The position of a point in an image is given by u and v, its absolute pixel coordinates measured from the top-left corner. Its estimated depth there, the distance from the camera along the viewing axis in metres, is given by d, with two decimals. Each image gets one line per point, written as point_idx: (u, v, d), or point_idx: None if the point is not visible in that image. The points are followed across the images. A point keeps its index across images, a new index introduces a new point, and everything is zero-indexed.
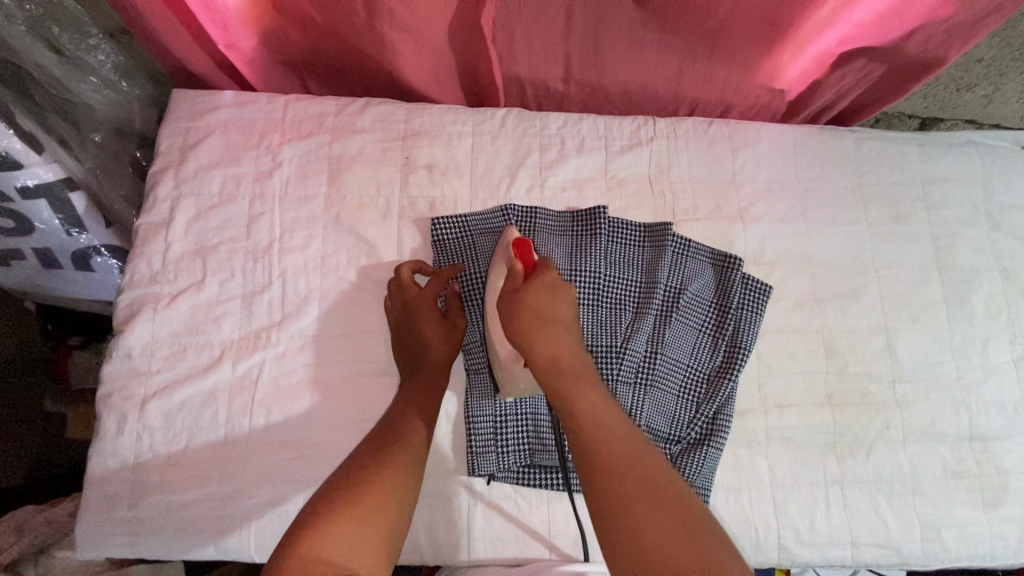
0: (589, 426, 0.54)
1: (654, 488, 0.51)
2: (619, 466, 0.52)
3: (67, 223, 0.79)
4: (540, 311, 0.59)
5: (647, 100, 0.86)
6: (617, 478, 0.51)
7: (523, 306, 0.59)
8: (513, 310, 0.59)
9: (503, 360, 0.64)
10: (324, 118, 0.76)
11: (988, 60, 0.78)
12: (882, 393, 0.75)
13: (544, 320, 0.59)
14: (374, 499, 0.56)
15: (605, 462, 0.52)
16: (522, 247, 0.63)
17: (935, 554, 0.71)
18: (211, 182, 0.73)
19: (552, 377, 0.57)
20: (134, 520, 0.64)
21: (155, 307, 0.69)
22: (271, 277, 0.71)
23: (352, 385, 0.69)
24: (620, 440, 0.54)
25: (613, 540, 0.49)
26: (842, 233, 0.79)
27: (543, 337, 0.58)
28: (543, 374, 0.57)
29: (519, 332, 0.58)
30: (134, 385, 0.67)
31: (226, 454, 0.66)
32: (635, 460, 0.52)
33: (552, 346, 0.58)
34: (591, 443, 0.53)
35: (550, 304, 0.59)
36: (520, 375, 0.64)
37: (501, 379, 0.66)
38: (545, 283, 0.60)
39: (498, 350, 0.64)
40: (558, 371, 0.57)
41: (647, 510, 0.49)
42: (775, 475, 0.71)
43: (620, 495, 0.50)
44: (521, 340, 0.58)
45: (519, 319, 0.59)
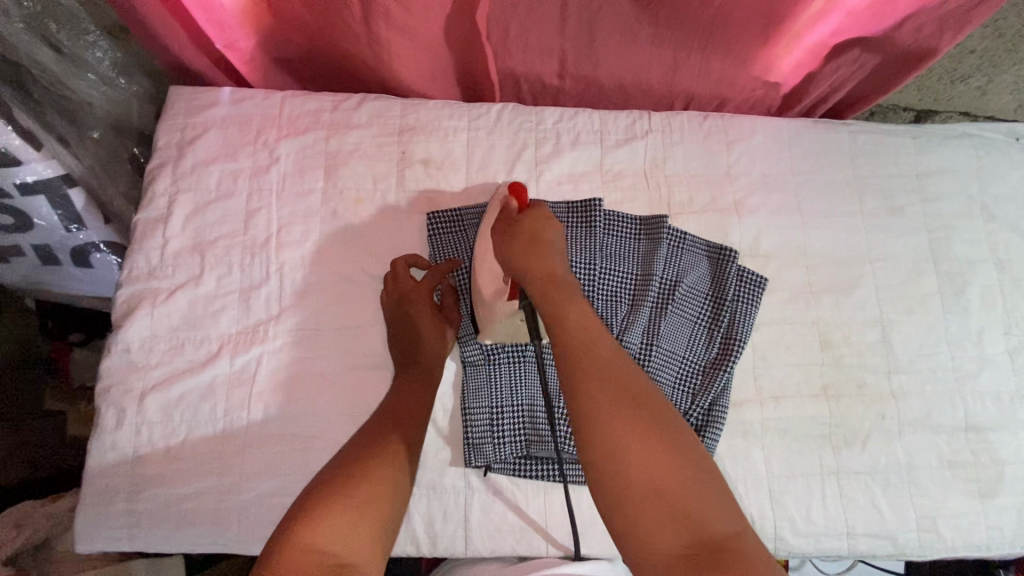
0: (576, 336, 0.54)
1: (639, 402, 0.51)
2: (605, 377, 0.52)
3: (66, 220, 0.79)
4: (536, 236, 0.62)
5: (642, 94, 0.86)
6: (600, 387, 0.51)
7: (520, 230, 0.62)
8: (511, 236, 0.62)
9: (487, 298, 0.64)
10: (320, 114, 0.77)
11: (982, 52, 0.78)
12: (877, 384, 0.75)
13: (539, 243, 0.61)
14: (366, 490, 0.56)
15: (590, 371, 0.52)
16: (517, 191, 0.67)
17: (931, 544, 0.71)
18: (209, 178, 0.73)
19: (544, 290, 0.57)
20: (134, 513, 0.64)
21: (153, 302, 0.69)
22: (268, 272, 0.71)
23: (349, 378, 0.69)
24: (606, 354, 0.53)
25: (590, 444, 0.49)
26: (838, 225, 0.80)
27: (536, 256, 0.60)
28: (533, 285, 0.58)
29: (514, 253, 0.61)
30: (132, 380, 0.67)
31: (224, 447, 0.66)
32: (619, 373, 0.52)
33: (544, 265, 0.59)
34: (578, 353, 0.53)
35: (545, 231, 0.62)
36: (501, 310, 0.63)
37: (484, 324, 0.66)
38: (540, 214, 0.64)
39: (483, 287, 0.65)
40: (549, 285, 0.58)
41: (629, 424, 0.49)
42: (770, 466, 0.71)
43: (602, 403, 0.50)
44: (516, 256, 0.60)
45: (515, 242, 0.61)
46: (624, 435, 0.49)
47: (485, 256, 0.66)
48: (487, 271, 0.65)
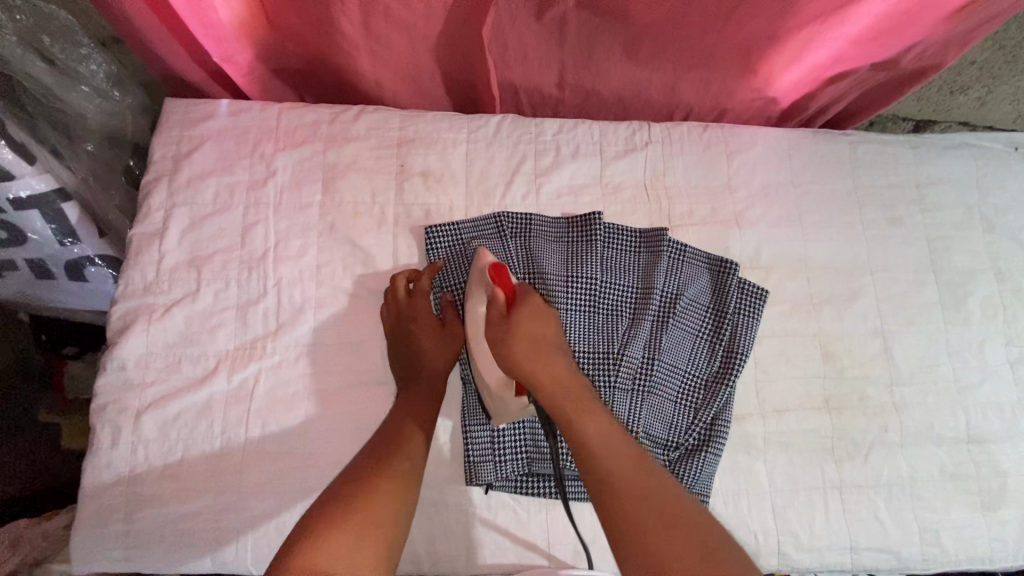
0: (599, 451, 0.55)
1: (677, 511, 0.51)
2: (638, 491, 0.52)
3: (60, 233, 0.79)
4: (538, 338, 0.60)
5: (641, 106, 0.86)
6: (628, 493, 0.52)
7: (518, 332, 0.59)
8: (510, 341, 0.59)
9: (493, 389, 0.63)
10: (318, 126, 0.76)
11: (981, 63, 0.78)
12: (879, 396, 0.75)
13: (543, 348, 0.60)
14: (371, 507, 0.56)
15: (618, 487, 0.53)
16: (499, 272, 0.63)
17: (934, 557, 0.71)
18: (205, 192, 0.72)
19: (560, 401, 0.57)
20: (129, 534, 0.63)
21: (149, 319, 0.68)
22: (266, 287, 0.70)
23: (350, 395, 0.69)
24: (634, 464, 0.54)
25: (628, 556, 0.50)
26: (837, 236, 0.80)
27: (543, 362, 0.58)
28: (547, 395, 0.57)
29: (517, 362, 0.58)
30: (128, 398, 0.66)
31: (222, 466, 0.65)
32: (651, 487, 0.53)
33: (552, 371, 0.59)
34: (604, 466, 0.54)
35: (544, 330, 0.61)
36: (514, 405, 0.63)
37: (494, 409, 0.65)
38: (531, 310, 0.61)
39: (486, 378, 0.64)
40: (563, 393, 0.58)
41: (667, 537, 0.49)
42: (773, 480, 0.71)
43: (633, 515, 0.51)
44: (518, 363, 0.58)
45: (515, 351, 0.58)
46: (667, 553, 0.49)
47: (483, 350, 0.64)
48: (488, 363, 0.64)
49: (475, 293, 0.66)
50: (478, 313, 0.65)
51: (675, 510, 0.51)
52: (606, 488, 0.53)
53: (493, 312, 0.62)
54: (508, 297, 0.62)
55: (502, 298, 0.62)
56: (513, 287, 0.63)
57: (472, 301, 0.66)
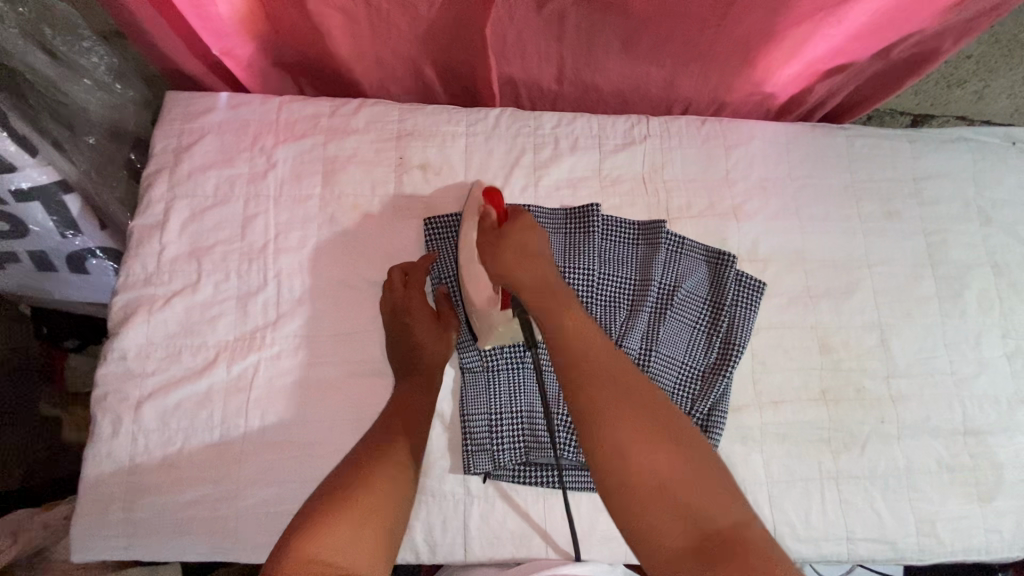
0: (578, 345, 0.55)
1: (646, 406, 0.52)
2: (606, 385, 0.53)
3: (61, 225, 0.79)
4: (523, 244, 0.62)
5: (640, 100, 0.86)
6: (600, 386, 0.53)
7: (505, 241, 0.62)
8: (498, 248, 0.62)
9: (479, 306, 0.67)
10: (318, 119, 0.76)
11: (977, 57, 0.79)
12: (876, 388, 0.75)
13: (529, 254, 0.61)
14: (370, 500, 0.56)
15: (590, 378, 0.53)
16: (491, 195, 0.67)
17: (930, 548, 0.71)
18: (206, 184, 0.73)
19: (541, 300, 0.58)
20: (130, 523, 0.64)
21: (149, 310, 0.69)
22: (266, 279, 0.71)
23: (349, 385, 0.69)
24: (610, 358, 0.55)
25: (592, 441, 0.51)
26: (835, 229, 0.80)
27: (529, 267, 0.60)
28: (530, 298, 0.59)
29: (502, 264, 0.61)
30: (129, 388, 0.67)
31: (222, 456, 0.65)
32: (624, 380, 0.53)
33: (536, 275, 0.60)
34: (581, 358, 0.54)
35: (531, 240, 0.62)
36: (498, 318, 0.65)
37: (479, 328, 0.67)
38: (521, 223, 0.63)
39: (474, 298, 0.67)
40: (545, 294, 0.58)
41: (640, 432, 0.50)
42: (770, 471, 0.71)
43: (602, 403, 0.52)
44: (506, 270, 0.60)
45: (501, 256, 0.61)
46: (638, 447, 0.50)
47: (473, 269, 0.68)
48: (476, 285, 0.67)
49: (469, 214, 0.70)
50: (471, 238, 0.68)
51: (643, 405, 0.52)
52: (582, 380, 0.53)
53: (486, 225, 0.66)
54: (501, 216, 0.66)
55: (494, 216, 0.66)
56: (504, 208, 0.66)
57: (464, 231, 0.69)
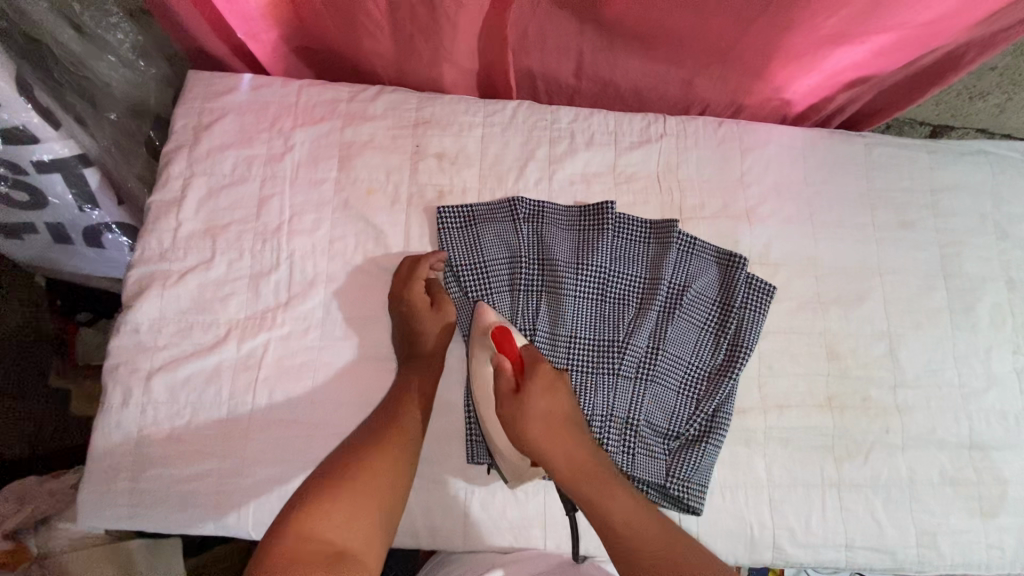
0: (623, 525, 0.60)
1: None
2: (661, 563, 0.58)
3: (81, 199, 0.81)
4: (549, 414, 0.63)
5: (657, 99, 0.86)
6: (655, 562, 0.58)
7: (532, 413, 0.62)
8: (526, 425, 0.62)
9: (504, 454, 0.65)
10: (337, 104, 0.77)
11: (1002, 69, 0.75)
12: (882, 397, 0.75)
13: (559, 426, 0.63)
14: (367, 486, 0.58)
15: (644, 560, 0.58)
16: (505, 335, 0.65)
17: (931, 560, 0.70)
18: (224, 162, 0.73)
19: (581, 486, 0.61)
20: (135, 492, 0.64)
21: (163, 284, 0.69)
22: (279, 259, 0.71)
23: (357, 369, 0.69)
24: (657, 536, 0.60)
25: None
26: (848, 237, 0.80)
27: (560, 442, 0.62)
28: (569, 482, 0.62)
29: (535, 444, 0.62)
30: (140, 360, 0.67)
31: (229, 432, 0.66)
32: (675, 557, 0.58)
33: (571, 455, 0.63)
34: (628, 539, 0.60)
35: (556, 403, 0.64)
36: (532, 472, 0.66)
37: (506, 473, 0.66)
38: (543, 385, 0.63)
39: (498, 443, 0.65)
40: (583, 473, 0.62)
41: None
42: (772, 474, 0.71)
43: None
44: (540, 448, 0.62)
45: (534, 432, 0.62)
46: None
47: (493, 428, 0.65)
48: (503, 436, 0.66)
49: (479, 356, 0.68)
50: (484, 374, 0.67)
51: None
52: (637, 565, 0.58)
53: (504, 386, 0.64)
54: (517, 370, 0.65)
55: (511, 369, 0.64)
56: (518, 355, 0.65)
57: (477, 360, 0.68)
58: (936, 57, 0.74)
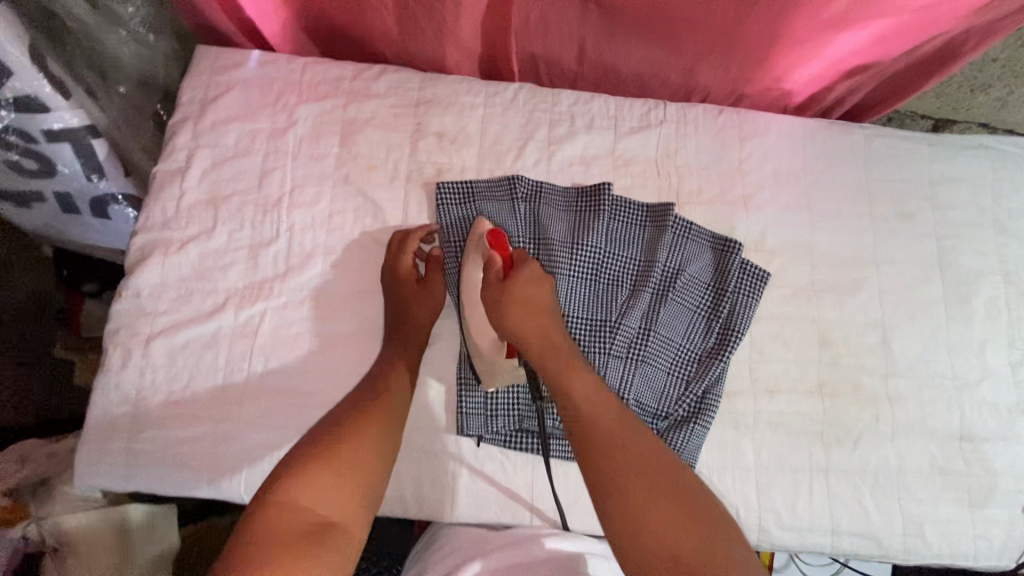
0: (589, 411, 0.58)
1: (661, 470, 0.55)
2: (622, 449, 0.56)
3: (87, 169, 0.83)
4: (530, 301, 0.63)
5: (659, 86, 0.87)
6: (616, 450, 0.56)
7: (512, 295, 0.63)
8: (503, 306, 0.62)
9: (481, 349, 0.67)
10: (341, 82, 0.78)
11: (1004, 61, 0.76)
12: (874, 386, 0.75)
13: (536, 311, 0.63)
14: (347, 459, 0.57)
15: (606, 443, 0.56)
16: (497, 238, 0.67)
17: (917, 548, 0.70)
18: (228, 135, 0.75)
19: (549, 365, 0.60)
20: (131, 453, 0.66)
21: (165, 252, 0.71)
22: (278, 231, 0.72)
23: (350, 341, 0.71)
24: (622, 426, 0.58)
25: (614, 511, 0.53)
26: (845, 227, 0.80)
27: (534, 323, 0.62)
28: (537, 361, 0.61)
29: (508, 324, 0.62)
30: (140, 324, 0.69)
31: (224, 397, 0.67)
32: (637, 450, 0.56)
33: (543, 336, 0.62)
34: (591, 424, 0.58)
35: (537, 292, 0.64)
36: (503, 366, 0.66)
37: (480, 369, 0.67)
38: (527, 276, 0.64)
39: (477, 341, 0.67)
40: (552, 355, 0.61)
41: (648, 494, 0.53)
42: (759, 457, 0.71)
43: (619, 471, 0.55)
44: (514, 326, 0.62)
45: (510, 311, 0.62)
46: (646, 508, 0.53)
47: (476, 316, 0.68)
48: (483, 329, 0.67)
49: (472, 258, 0.70)
50: (475, 277, 0.69)
51: (657, 469, 0.55)
52: (596, 449, 0.56)
53: (489, 273, 0.65)
54: (506, 262, 0.66)
55: (499, 262, 0.65)
56: (508, 251, 0.66)
57: (469, 270, 0.69)
58: (936, 44, 0.74)
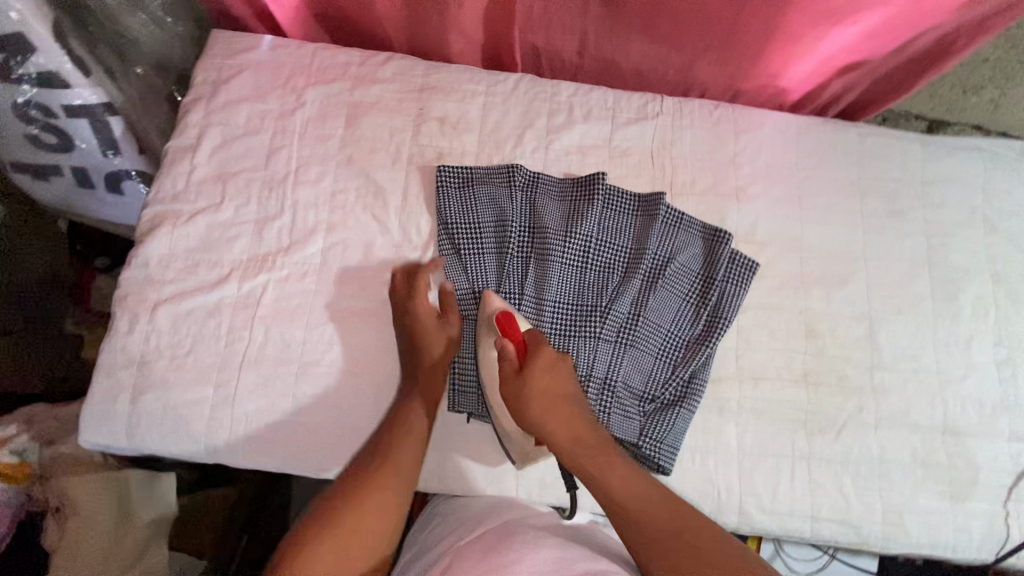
0: (628, 498, 0.64)
1: (706, 541, 0.60)
2: (666, 530, 0.61)
3: (103, 145, 0.87)
4: (550, 390, 0.67)
5: (657, 80, 0.89)
6: (664, 530, 0.61)
7: (532, 388, 0.66)
8: (526, 401, 0.66)
9: (513, 436, 0.70)
10: (348, 67, 0.81)
11: (994, 61, 0.81)
12: (859, 377, 0.76)
13: (557, 400, 0.67)
14: (357, 526, 0.61)
15: (651, 529, 0.61)
16: (507, 319, 0.69)
17: (896, 537, 0.72)
18: (238, 114, 0.78)
19: (582, 458, 0.65)
20: (134, 412, 0.68)
21: (174, 223, 0.74)
22: (283, 207, 0.75)
23: (347, 314, 0.73)
24: (660, 504, 0.63)
25: None
26: (836, 221, 0.81)
27: (558, 415, 0.66)
28: (570, 455, 0.66)
29: (535, 421, 0.66)
30: (147, 292, 0.71)
31: (225, 363, 0.70)
32: (681, 527, 0.61)
33: (570, 426, 0.66)
34: (635, 513, 0.63)
35: (554, 380, 0.67)
36: (535, 451, 0.70)
37: (514, 454, 0.71)
38: (542, 367, 0.67)
39: (505, 426, 0.70)
40: (581, 449, 0.66)
41: (702, 567, 0.58)
42: (742, 442, 0.72)
43: (670, 553, 0.59)
44: (539, 420, 0.66)
45: (534, 407, 0.66)
46: None
47: (500, 407, 0.70)
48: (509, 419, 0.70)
49: (485, 346, 0.71)
50: (490, 357, 0.71)
51: (702, 542, 0.60)
52: (646, 538, 0.61)
53: (504, 367, 0.68)
54: (518, 351, 0.68)
55: (513, 351, 0.67)
56: (521, 336, 0.69)
57: (485, 352, 0.71)
58: (927, 42, 0.77)
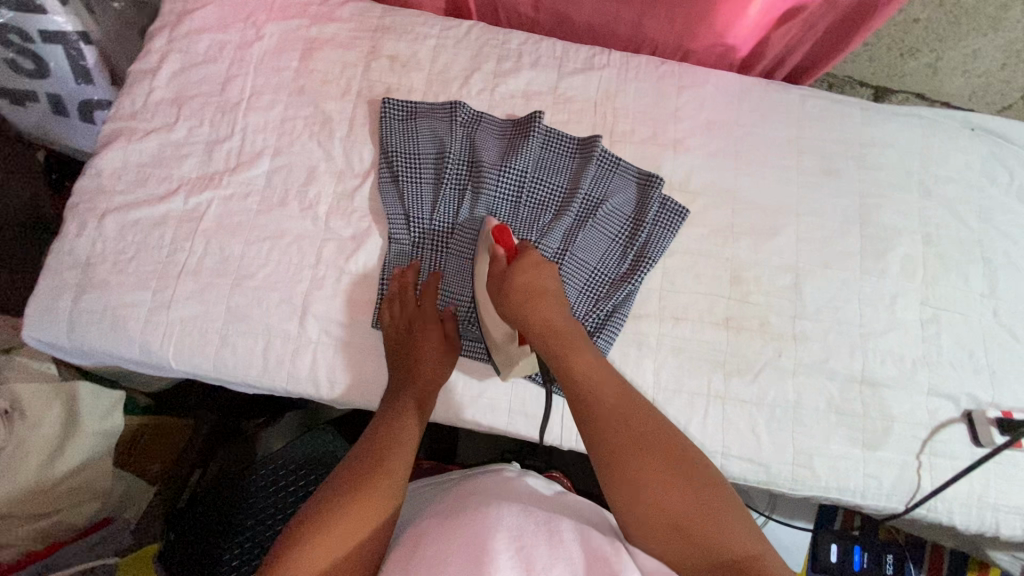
0: (594, 391, 0.63)
1: (663, 446, 0.59)
2: (628, 430, 0.60)
3: (76, 73, 0.91)
4: (532, 286, 0.67)
5: (609, 36, 0.92)
6: (623, 430, 0.60)
7: (514, 284, 0.68)
8: (509, 292, 0.67)
9: (498, 342, 0.72)
10: (309, 5, 0.85)
11: (925, 21, 0.88)
12: (780, 324, 0.78)
13: (538, 296, 0.67)
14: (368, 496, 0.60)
15: (612, 426, 0.60)
16: (502, 231, 0.70)
17: (804, 479, 0.73)
18: (199, 43, 0.82)
19: (555, 345, 0.65)
20: (75, 310, 0.72)
21: (129, 139, 0.78)
22: (233, 130, 0.79)
23: (285, 235, 0.76)
24: (631, 411, 0.61)
25: (621, 490, 0.57)
26: (770, 176, 0.83)
27: (536, 311, 0.67)
28: (546, 346, 0.66)
29: (517, 313, 0.67)
30: (98, 201, 0.76)
31: (164, 271, 0.73)
32: (641, 430, 0.60)
33: (547, 319, 0.67)
34: (601, 410, 0.61)
35: (539, 278, 0.68)
36: (517, 353, 0.71)
37: (500, 363, 0.73)
38: (531, 262, 0.69)
39: (493, 333, 0.72)
40: (556, 340, 0.66)
41: (647, 462, 0.58)
42: (659, 377, 0.74)
43: (626, 451, 0.59)
44: (519, 311, 0.67)
45: (514, 299, 0.67)
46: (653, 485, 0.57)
47: (489, 309, 0.72)
48: (495, 320, 0.72)
49: (482, 252, 0.73)
50: (484, 271, 0.73)
51: (659, 445, 0.59)
52: (606, 434, 0.60)
53: (496, 265, 0.70)
54: (509, 254, 0.70)
55: (503, 254, 0.70)
56: (513, 244, 0.70)
57: (478, 267, 0.73)
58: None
